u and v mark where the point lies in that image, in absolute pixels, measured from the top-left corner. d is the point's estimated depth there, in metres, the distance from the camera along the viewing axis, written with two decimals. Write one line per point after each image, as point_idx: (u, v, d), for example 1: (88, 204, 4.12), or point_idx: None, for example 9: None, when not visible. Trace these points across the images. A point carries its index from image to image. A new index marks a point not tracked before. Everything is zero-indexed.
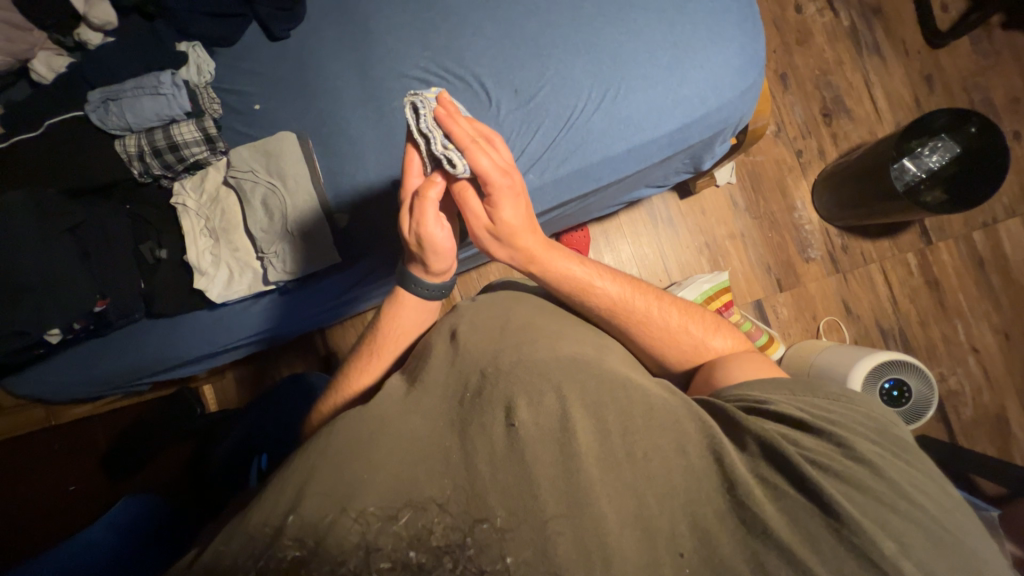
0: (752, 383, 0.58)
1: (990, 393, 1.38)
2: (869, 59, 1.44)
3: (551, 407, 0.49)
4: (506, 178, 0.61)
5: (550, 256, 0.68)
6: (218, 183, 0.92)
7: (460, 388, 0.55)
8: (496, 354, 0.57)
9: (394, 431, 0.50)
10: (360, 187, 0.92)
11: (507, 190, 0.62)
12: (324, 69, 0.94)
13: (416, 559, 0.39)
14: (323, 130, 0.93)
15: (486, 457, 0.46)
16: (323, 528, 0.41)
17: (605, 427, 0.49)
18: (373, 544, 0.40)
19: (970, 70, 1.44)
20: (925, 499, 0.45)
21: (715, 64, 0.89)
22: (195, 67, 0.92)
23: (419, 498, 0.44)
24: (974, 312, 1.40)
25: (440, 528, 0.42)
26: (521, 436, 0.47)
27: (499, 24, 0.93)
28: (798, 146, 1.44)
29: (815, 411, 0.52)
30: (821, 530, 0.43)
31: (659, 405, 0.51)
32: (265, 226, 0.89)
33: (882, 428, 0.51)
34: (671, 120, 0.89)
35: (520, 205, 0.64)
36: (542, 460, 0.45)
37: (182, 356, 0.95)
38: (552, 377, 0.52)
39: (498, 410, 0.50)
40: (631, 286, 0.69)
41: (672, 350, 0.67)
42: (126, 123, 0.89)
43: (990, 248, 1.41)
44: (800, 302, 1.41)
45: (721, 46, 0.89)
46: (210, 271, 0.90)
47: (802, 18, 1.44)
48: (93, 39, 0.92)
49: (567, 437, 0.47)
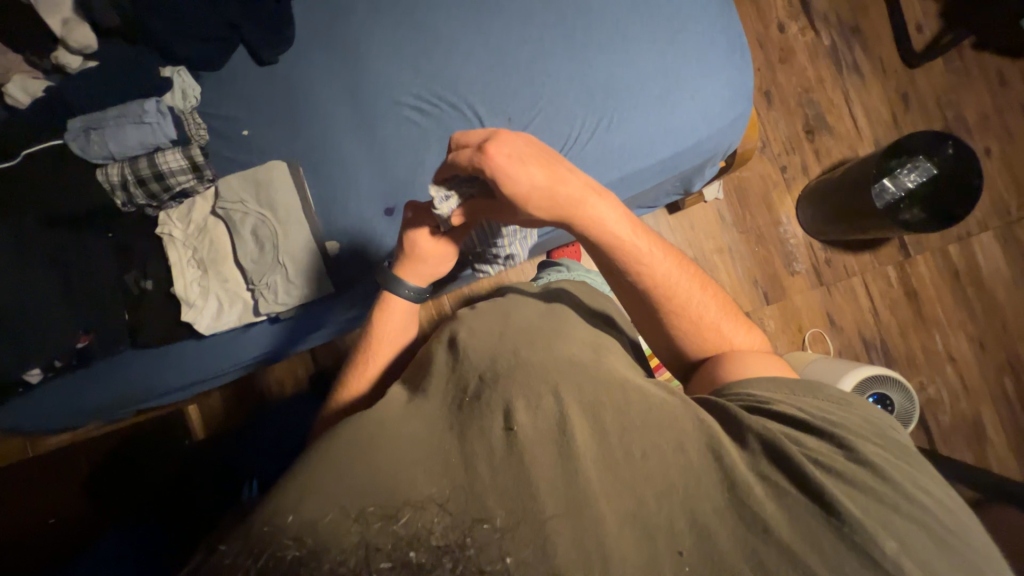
0: (757, 382, 0.58)
1: (967, 400, 1.43)
2: (848, 78, 1.48)
3: (549, 409, 0.50)
4: (493, 155, 0.58)
5: (595, 211, 0.63)
6: (206, 214, 0.87)
7: (459, 395, 0.56)
8: (494, 359, 0.58)
9: (396, 436, 0.50)
10: (349, 207, 0.88)
11: (507, 161, 0.58)
12: (311, 91, 0.90)
13: (416, 558, 0.35)
14: (314, 156, 0.89)
15: (486, 461, 0.46)
16: (322, 528, 0.40)
17: (602, 428, 0.49)
18: (373, 544, 0.37)
19: (945, 88, 1.48)
20: (925, 497, 0.45)
21: (706, 94, 0.88)
22: (180, 92, 0.87)
23: (416, 498, 0.42)
24: (950, 322, 1.45)
25: (440, 528, 0.39)
26: (521, 440, 0.47)
27: (490, 50, 0.90)
28: (783, 162, 1.47)
29: (815, 412, 0.53)
30: (821, 528, 0.43)
31: (659, 407, 0.52)
32: (256, 258, 0.85)
33: (880, 433, 0.51)
34: (663, 149, 0.88)
35: (531, 167, 0.58)
36: (541, 463, 0.45)
37: (148, 387, 0.88)
38: (551, 380, 0.53)
39: (497, 415, 0.50)
40: (679, 269, 0.68)
41: (695, 340, 0.68)
42: (108, 151, 0.82)
43: (964, 260, 1.46)
44: (786, 314, 1.45)
45: (709, 78, 0.88)
46: (198, 303, 0.84)
47: (785, 37, 1.48)
48: (71, 63, 0.85)
49: (566, 439, 0.47)
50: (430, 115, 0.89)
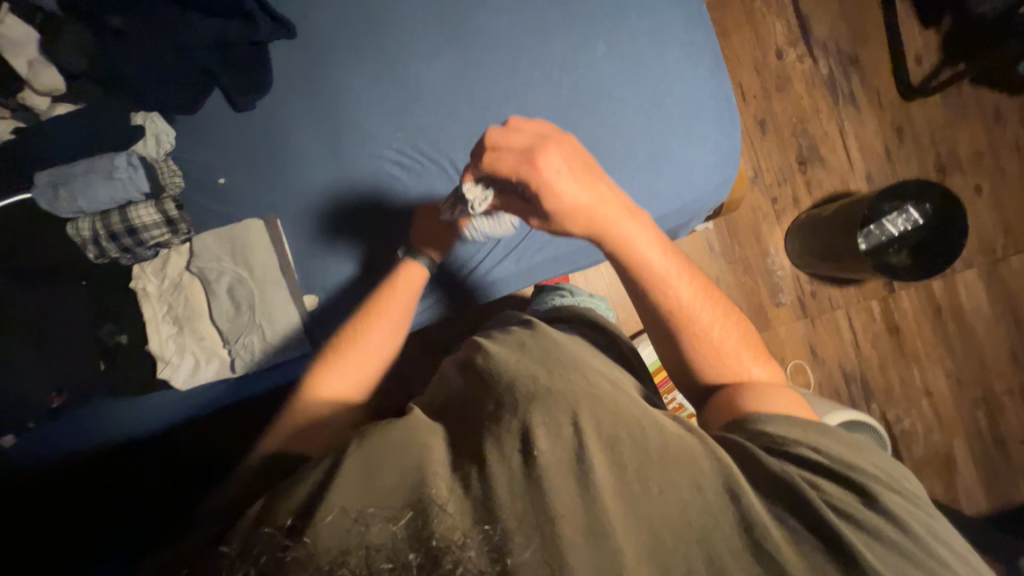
0: (777, 418, 0.57)
1: (940, 433, 1.46)
2: (844, 108, 1.46)
3: (567, 436, 0.49)
4: (543, 166, 0.60)
5: (627, 232, 0.65)
6: (182, 269, 0.85)
7: (479, 410, 0.55)
8: (514, 382, 0.56)
9: (418, 443, 0.52)
10: (353, 232, 0.87)
11: (556, 173, 0.60)
12: (289, 143, 0.87)
13: (416, 560, 0.41)
14: (293, 210, 0.87)
15: (504, 483, 0.46)
16: (322, 527, 0.43)
17: (620, 462, 0.48)
18: (372, 543, 0.42)
19: (939, 123, 1.47)
20: (935, 543, 0.48)
21: (693, 161, 0.87)
22: (154, 138, 0.84)
23: (425, 498, 0.45)
24: (930, 358, 1.47)
25: (443, 529, 0.43)
26: (538, 465, 0.47)
27: (475, 105, 0.87)
28: (774, 193, 1.46)
29: (834, 456, 0.53)
30: (828, 568, 0.44)
31: (676, 441, 0.50)
32: (232, 318, 0.85)
33: (902, 480, 0.53)
34: (647, 214, 0.87)
35: (576, 183, 0.61)
36: (557, 489, 0.45)
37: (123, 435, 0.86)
38: (571, 405, 0.52)
39: (514, 436, 0.49)
40: (705, 296, 0.68)
41: (714, 367, 0.67)
42: (77, 207, 0.78)
43: (947, 297, 1.48)
44: (769, 345, 1.46)
45: (697, 144, 0.87)
46: (174, 360, 0.83)
47: (783, 64, 1.45)
48: (38, 105, 0.80)
49: (582, 468, 0.47)
50: (411, 171, 0.87)
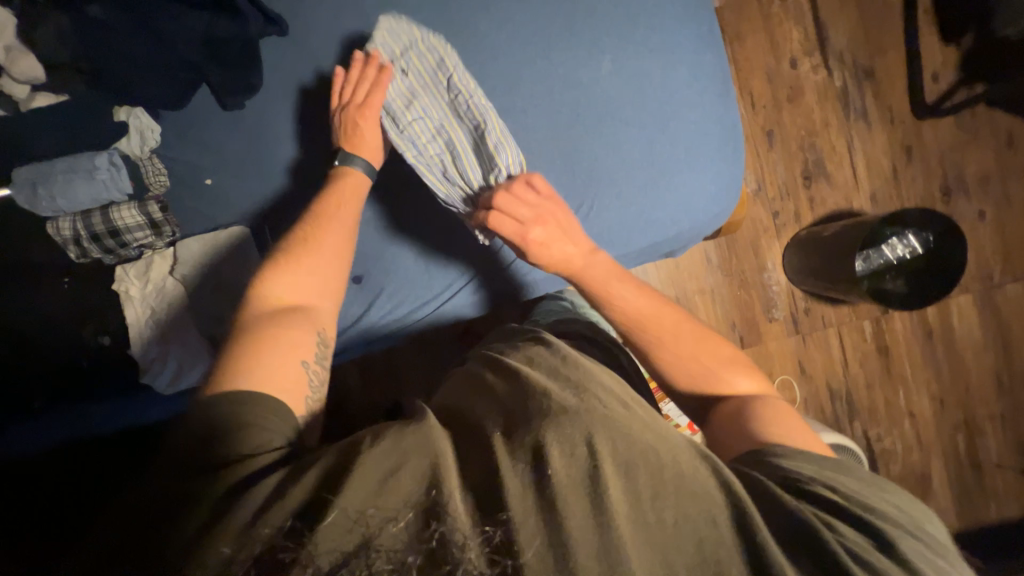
0: (792, 453, 0.59)
1: (918, 452, 1.48)
2: (855, 123, 1.43)
3: (582, 455, 0.48)
4: (532, 232, 0.77)
5: (594, 268, 0.79)
6: (165, 274, 0.85)
7: (492, 420, 0.53)
8: (526, 396, 0.54)
9: (430, 445, 0.51)
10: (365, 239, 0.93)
11: (538, 238, 0.77)
12: (277, 148, 0.87)
13: (416, 561, 0.43)
14: (277, 217, 0.89)
15: (513, 498, 0.46)
16: (322, 526, 0.45)
17: (636, 490, 0.48)
18: (374, 542, 0.44)
19: (950, 144, 1.44)
20: None
21: (693, 189, 0.87)
22: (139, 136, 0.83)
23: (432, 503, 0.46)
24: (916, 380, 1.48)
25: (452, 536, 0.44)
26: (552, 484, 0.46)
27: None
28: (776, 207, 1.43)
29: (851, 496, 0.54)
30: None
31: (692, 471, 0.50)
32: (215, 325, 0.85)
33: (918, 523, 0.53)
34: (641, 241, 0.88)
35: (558, 241, 0.78)
36: (573, 512, 0.45)
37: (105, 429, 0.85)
38: (584, 422, 0.51)
39: (526, 453, 0.49)
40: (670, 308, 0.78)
41: (698, 381, 0.74)
42: (56, 207, 0.77)
43: (938, 320, 1.48)
44: (758, 359, 1.45)
45: (698, 172, 0.86)
46: (156, 365, 0.84)
47: (796, 73, 1.41)
48: (17, 92, 0.76)
49: (597, 491, 0.46)
50: None
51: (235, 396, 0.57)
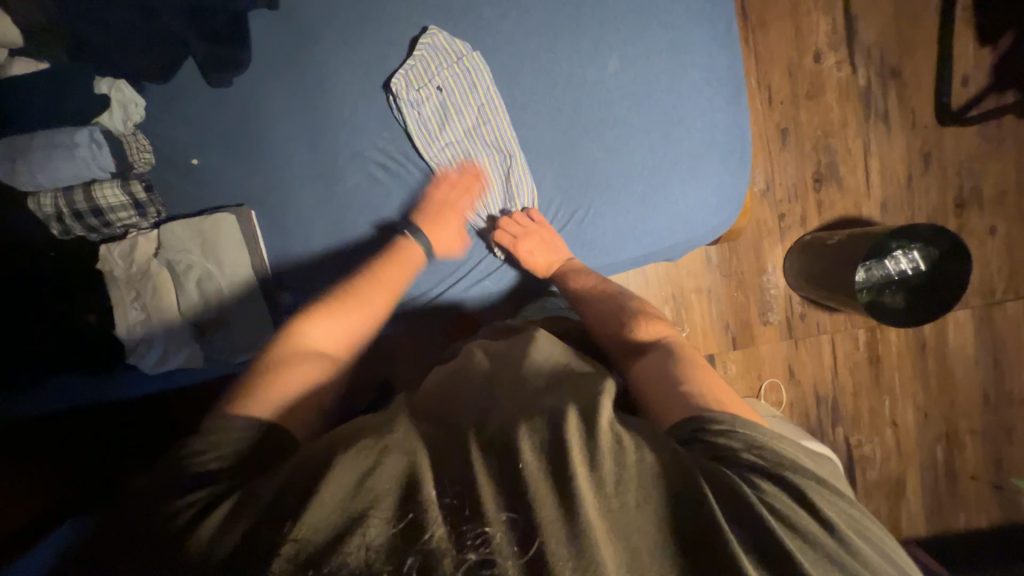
0: (738, 420, 0.55)
1: (897, 461, 1.50)
2: (874, 126, 1.37)
3: (544, 446, 0.48)
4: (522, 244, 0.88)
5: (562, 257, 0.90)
6: (149, 256, 0.83)
7: (461, 419, 0.54)
8: (495, 402, 0.56)
9: (400, 443, 0.51)
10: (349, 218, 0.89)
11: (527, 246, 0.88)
12: (272, 130, 0.85)
13: (410, 562, 0.41)
14: (268, 202, 0.87)
15: (488, 495, 0.45)
16: (304, 521, 0.44)
17: (602, 484, 0.46)
18: (371, 545, 0.42)
19: (969, 154, 1.39)
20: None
21: (692, 200, 0.91)
22: (121, 112, 0.79)
23: (415, 501, 0.45)
24: (904, 391, 1.49)
25: (434, 534, 0.43)
26: (523, 477, 0.45)
27: (483, 114, 0.89)
28: (783, 209, 1.39)
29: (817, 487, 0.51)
30: None
31: (654, 465, 0.48)
32: (199, 311, 0.84)
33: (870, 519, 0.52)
34: (637, 247, 0.92)
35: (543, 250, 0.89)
36: (543, 507, 0.44)
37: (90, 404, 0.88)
38: (541, 414, 0.51)
39: (495, 450, 0.48)
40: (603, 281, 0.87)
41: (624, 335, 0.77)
42: (37, 182, 0.76)
43: (933, 334, 1.47)
44: (749, 361, 1.44)
45: (698, 183, 0.91)
46: (141, 346, 0.84)
47: (819, 69, 1.34)
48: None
49: (567, 487, 0.45)
50: (393, 175, 0.90)
51: (252, 424, 0.55)
